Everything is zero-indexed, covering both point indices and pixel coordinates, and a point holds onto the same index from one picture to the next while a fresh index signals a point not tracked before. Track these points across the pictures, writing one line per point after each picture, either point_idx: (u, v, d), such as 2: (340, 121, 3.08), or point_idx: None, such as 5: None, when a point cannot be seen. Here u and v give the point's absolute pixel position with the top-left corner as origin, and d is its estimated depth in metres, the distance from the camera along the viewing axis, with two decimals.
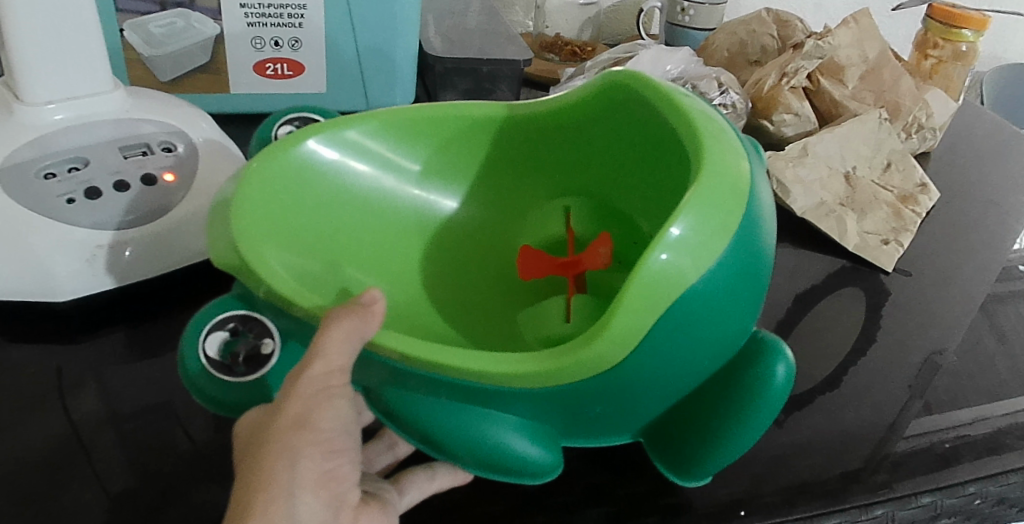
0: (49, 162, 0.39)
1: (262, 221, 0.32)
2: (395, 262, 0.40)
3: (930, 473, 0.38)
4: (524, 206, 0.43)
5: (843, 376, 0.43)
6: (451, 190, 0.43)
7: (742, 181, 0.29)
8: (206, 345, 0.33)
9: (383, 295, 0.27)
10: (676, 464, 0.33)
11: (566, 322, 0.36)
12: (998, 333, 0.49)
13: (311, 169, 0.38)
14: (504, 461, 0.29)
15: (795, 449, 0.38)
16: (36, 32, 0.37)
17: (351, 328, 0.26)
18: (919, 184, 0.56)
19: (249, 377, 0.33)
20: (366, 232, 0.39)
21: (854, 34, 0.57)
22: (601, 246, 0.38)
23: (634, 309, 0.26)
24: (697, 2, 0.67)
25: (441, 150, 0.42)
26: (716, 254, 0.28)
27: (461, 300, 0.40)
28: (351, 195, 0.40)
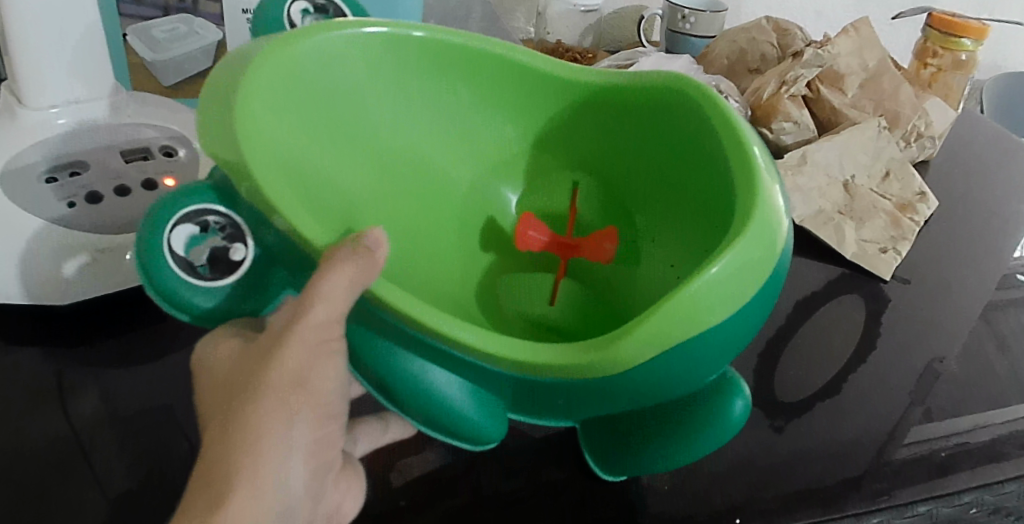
0: (50, 167, 0.39)
1: (271, 138, 0.30)
2: (396, 193, 0.38)
3: (928, 481, 0.38)
4: (525, 168, 0.43)
5: (843, 382, 0.43)
6: (456, 135, 0.41)
7: (776, 210, 0.29)
8: (169, 236, 0.30)
9: (387, 238, 0.27)
10: (611, 458, 0.34)
11: (550, 305, 0.41)
12: (998, 340, 0.49)
13: (331, 78, 0.36)
14: (450, 424, 0.30)
15: (793, 456, 0.38)
16: (39, 37, 0.37)
17: (359, 270, 0.25)
18: (918, 193, 0.56)
19: (214, 283, 0.30)
20: (376, 157, 0.38)
21: (854, 43, 0.57)
22: (607, 241, 0.41)
23: (667, 319, 0.26)
24: (697, 10, 0.67)
25: (459, 85, 0.40)
26: (749, 290, 0.28)
27: (450, 257, 0.40)
28: (367, 113, 0.38)
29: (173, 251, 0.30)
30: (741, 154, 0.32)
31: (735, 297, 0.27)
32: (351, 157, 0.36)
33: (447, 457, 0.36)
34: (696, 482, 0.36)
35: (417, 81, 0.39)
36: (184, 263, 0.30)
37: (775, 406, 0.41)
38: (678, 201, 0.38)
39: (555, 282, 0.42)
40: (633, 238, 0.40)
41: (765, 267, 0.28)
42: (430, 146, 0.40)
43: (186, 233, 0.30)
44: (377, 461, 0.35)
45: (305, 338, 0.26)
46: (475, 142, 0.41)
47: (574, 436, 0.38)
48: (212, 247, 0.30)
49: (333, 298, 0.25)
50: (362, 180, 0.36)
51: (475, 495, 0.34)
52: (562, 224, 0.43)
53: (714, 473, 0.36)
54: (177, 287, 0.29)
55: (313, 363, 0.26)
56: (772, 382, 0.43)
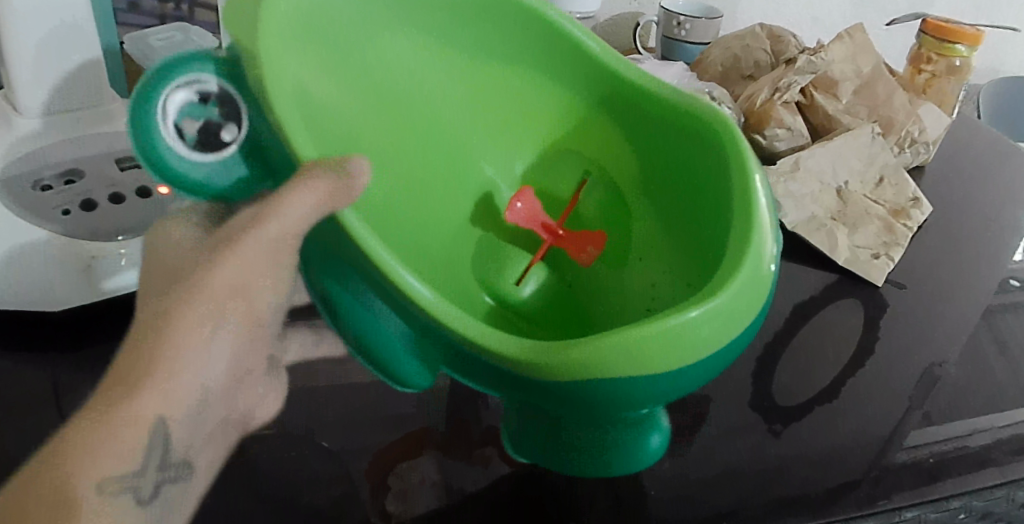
0: (46, 175, 0.40)
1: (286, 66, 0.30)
2: (406, 136, 0.38)
3: (923, 486, 0.38)
4: (536, 136, 0.42)
5: (841, 387, 0.43)
6: (470, 92, 0.40)
7: (769, 253, 0.30)
8: (162, 99, 0.28)
9: (368, 172, 0.28)
10: (523, 445, 0.36)
11: (517, 285, 0.41)
12: (999, 344, 0.49)
13: (366, 13, 0.36)
14: (377, 357, 0.33)
15: (783, 462, 0.38)
16: (33, 48, 0.38)
17: (328, 191, 0.26)
18: (911, 199, 0.56)
19: (199, 159, 0.29)
20: (394, 95, 0.38)
21: (848, 49, 0.58)
22: (590, 245, 0.40)
23: (653, 346, 0.26)
24: (693, 17, 0.67)
25: (488, 41, 0.39)
26: (733, 329, 0.29)
27: (442, 217, 0.40)
28: (395, 50, 0.37)
29: (164, 125, 0.28)
30: (747, 187, 0.32)
31: (722, 335, 0.28)
32: (367, 96, 0.36)
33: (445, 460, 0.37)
34: (693, 487, 0.36)
35: (444, 35, 0.38)
36: (174, 137, 0.28)
37: (770, 410, 0.41)
38: (673, 216, 0.38)
39: (528, 265, 0.41)
40: (620, 248, 0.41)
41: (750, 312, 0.29)
42: (444, 101, 0.40)
43: (175, 105, 0.29)
44: (373, 467, 0.36)
45: (260, 241, 0.26)
46: (498, 98, 0.41)
47: None
48: (205, 120, 0.29)
49: (294, 217, 0.26)
50: (373, 122, 0.36)
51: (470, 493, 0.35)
52: (559, 209, 0.43)
53: (711, 479, 0.36)
54: (171, 161, 0.28)
55: (257, 269, 0.27)
56: (764, 386, 0.43)
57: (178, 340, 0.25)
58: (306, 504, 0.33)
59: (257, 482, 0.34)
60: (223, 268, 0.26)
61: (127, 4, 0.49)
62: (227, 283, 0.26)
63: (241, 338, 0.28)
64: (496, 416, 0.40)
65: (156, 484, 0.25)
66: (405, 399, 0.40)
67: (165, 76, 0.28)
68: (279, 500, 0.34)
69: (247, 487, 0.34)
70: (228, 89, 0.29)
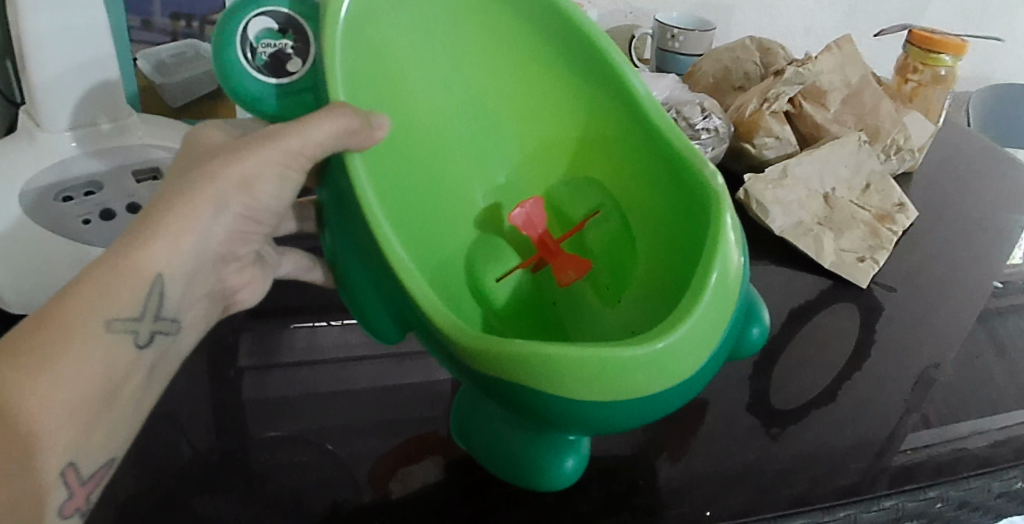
0: (67, 187, 0.42)
1: (346, 39, 0.37)
2: (434, 115, 0.42)
3: (905, 482, 0.39)
4: (546, 153, 0.45)
5: (839, 390, 0.45)
6: (488, 104, 0.44)
7: (730, 298, 0.32)
8: (253, 21, 0.37)
9: (387, 128, 0.35)
10: (467, 436, 0.37)
11: (496, 282, 0.43)
12: (994, 348, 0.51)
13: (410, 20, 0.40)
14: (364, 306, 0.39)
15: (766, 457, 0.40)
16: (57, 70, 0.40)
17: (347, 124, 0.33)
18: (897, 204, 0.58)
19: (262, 74, 0.37)
20: (433, 77, 0.42)
21: (837, 60, 0.59)
22: (571, 270, 0.43)
23: (601, 371, 0.28)
24: (686, 29, 0.69)
25: (513, 58, 0.43)
26: (686, 370, 0.30)
27: (440, 203, 0.43)
28: (449, 39, 0.42)
29: (243, 43, 0.37)
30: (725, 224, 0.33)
31: (681, 370, 0.30)
32: (390, 105, 0.40)
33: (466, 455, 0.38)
34: (701, 489, 0.37)
35: (471, 49, 0.42)
36: (248, 55, 0.37)
37: (770, 414, 0.43)
38: (647, 245, 0.40)
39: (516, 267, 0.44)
40: (603, 281, 0.43)
41: (704, 352, 0.31)
42: (461, 111, 0.43)
43: (258, 28, 0.37)
44: (381, 470, 0.37)
45: (276, 148, 0.32)
46: (530, 102, 0.44)
47: None
48: (277, 47, 0.37)
49: (315, 137, 0.32)
50: (405, 97, 0.41)
51: (481, 483, 0.37)
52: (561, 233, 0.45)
53: (715, 480, 0.38)
54: (234, 64, 0.37)
55: (262, 170, 0.32)
56: (755, 385, 0.45)
57: (183, 204, 0.30)
58: (317, 501, 0.35)
59: (270, 484, 0.36)
60: (240, 161, 0.32)
61: (140, 22, 0.51)
62: (238, 176, 0.31)
63: (238, 220, 0.33)
64: None
65: (149, 332, 0.29)
66: (415, 403, 0.41)
67: (254, 4, 0.37)
68: (295, 500, 0.35)
69: (263, 487, 0.36)
70: (306, 32, 0.37)
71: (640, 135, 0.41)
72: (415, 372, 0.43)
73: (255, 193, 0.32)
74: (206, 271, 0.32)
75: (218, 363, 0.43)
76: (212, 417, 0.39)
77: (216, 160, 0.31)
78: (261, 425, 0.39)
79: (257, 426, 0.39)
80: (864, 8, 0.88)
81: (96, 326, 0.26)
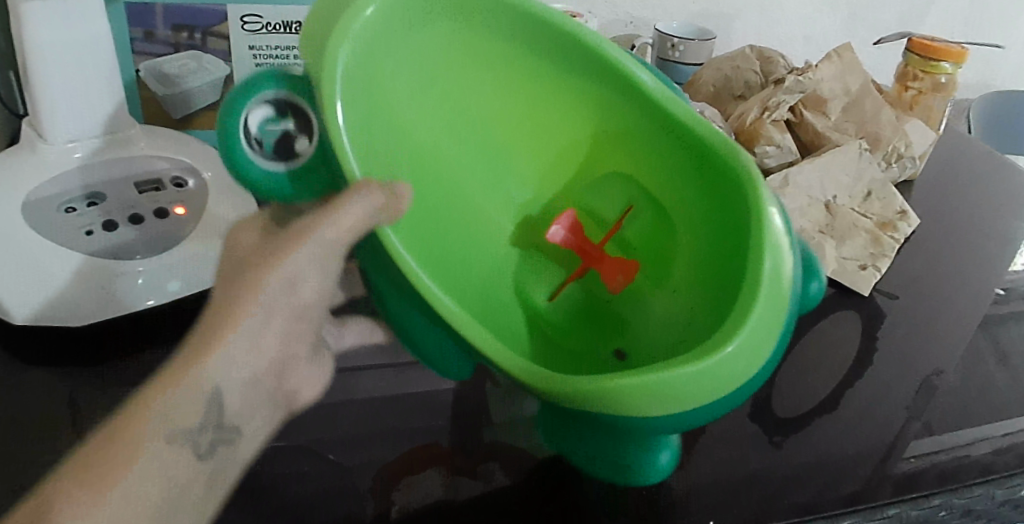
0: (68, 198, 0.42)
1: (352, 79, 0.35)
2: (450, 141, 0.42)
3: (908, 490, 0.39)
4: (567, 157, 0.44)
5: (841, 397, 0.45)
6: (493, 122, 0.43)
7: (785, 285, 0.32)
8: (250, 110, 0.37)
9: (409, 193, 0.34)
10: (556, 446, 0.39)
11: (548, 298, 0.44)
12: (998, 354, 0.51)
13: (399, 58, 0.38)
14: (420, 351, 0.39)
15: (768, 465, 0.40)
16: (58, 83, 0.41)
17: (376, 198, 0.32)
18: (898, 211, 0.58)
19: (273, 159, 0.37)
20: (444, 101, 0.41)
21: (837, 67, 0.60)
22: (620, 275, 0.42)
23: (662, 394, 0.29)
24: (686, 39, 0.70)
25: (504, 74, 0.41)
26: (757, 358, 0.31)
27: (477, 228, 0.43)
28: (455, 56, 0.40)
29: (248, 137, 0.37)
30: (770, 224, 0.33)
31: (745, 370, 0.30)
32: (407, 141, 0.40)
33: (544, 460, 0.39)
34: (705, 498, 0.37)
35: (460, 72, 0.41)
36: (256, 148, 0.37)
37: (772, 423, 0.42)
38: (689, 246, 0.39)
39: (565, 281, 0.45)
40: (650, 279, 0.42)
41: (772, 336, 0.31)
42: (470, 134, 0.43)
43: (257, 118, 0.37)
44: (381, 479, 0.37)
45: (313, 245, 0.31)
46: (533, 115, 0.43)
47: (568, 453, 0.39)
48: (281, 131, 0.37)
49: (348, 223, 0.32)
50: (422, 126, 0.41)
51: (484, 492, 0.37)
52: (599, 238, 0.44)
53: (718, 488, 0.38)
54: (243, 155, 0.37)
55: (305, 268, 0.31)
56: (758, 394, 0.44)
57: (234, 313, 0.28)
58: (317, 512, 0.35)
59: (270, 495, 0.35)
60: (284, 259, 0.30)
61: (143, 34, 0.51)
62: (285, 274, 0.30)
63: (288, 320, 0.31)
64: (499, 431, 0.41)
65: (212, 442, 0.28)
66: (419, 414, 0.41)
67: (245, 95, 0.37)
68: (297, 509, 0.35)
69: (264, 499, 0.35)
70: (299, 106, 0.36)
71: (656, 139, 0.40)
72: (416, 381, 0.43)
73: (297, 292, 0.31)
74: (272, 369, 0.31)
75: None
76: None
77: (255, 267, 0.30)
78: None
79: None
80: (864, 16, 0.88)
81: (158, 441, 0.25)
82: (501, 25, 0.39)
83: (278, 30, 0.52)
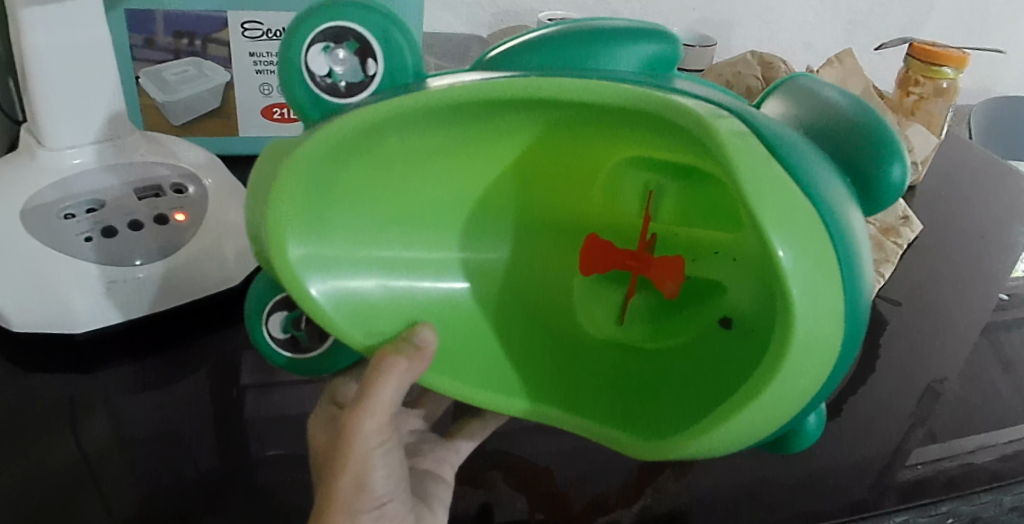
0: (69, 204, 0.41)
1: (333, 284, 0.30)
2: (444, 238, 0.34)
3: (911, 500, 0.39)
4: (544, 165, 0.33)
5: (844, 405, 0.44)
6: (445, 169, 0.32)
7: (834, 269, 0.25)
8: (267, 321, 0.38)
9: (433, 339, 0.30)
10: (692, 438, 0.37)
11: (620, 325, 0.34)
12: (1001, 361, 0.51)
13: (323, 199, 0.29)
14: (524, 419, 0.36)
15: (772, 474, 0.39)
16: (58, 90, 0.40)
17: (404, 371, 0.29)
18: (902, 217, 0.58)
19: (306, 350, 0.39)
20: (416, 204, 0.33)
21: (838, 73, 0.59)
22: (672, 280, 0.32)
23: (736, 426, 0.26)
24: (686, 45, 0.70)
25: (425, 135, 0.29)
26: (831, 355, 0.26)
27: (514, 300, 0.35)
28: (388, 144, 0.29)
29: (274, 337, 0.38)
30: (788, 210, 0.24)
31: (809, 385, 0.26)
32: (385, 223, 0.32)
33: (562, 472, 0.38)
34: (708, 507, 0.37)
35: (378, 147, 0.29)
36: (285, 343, 0.39)
37: None
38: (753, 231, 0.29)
39: (626, 298, 0.34)
40: (716, 248, 0.32)
41: (839, 323, 0.26)
42: (434, 198, 0.33)
43: (278, 322, 0.38)
44: None
45: (361, 442, 0.31)
46: (480, 145, 0.31)
47: (573, 463, 0.39)
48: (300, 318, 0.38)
49: (385, 402, 0.31)
50: (417, 239, 0.33)
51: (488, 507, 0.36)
52: (634, 234, 0.34)
53: (721, 499, 0.37)
54: (275, 351, 0.38)
55: (366, 464, 0.32)
56: None
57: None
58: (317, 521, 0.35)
59: (268, 505, 0.35)
60: (343, 470, 0.31)
61: (143, 40, 0.51)
62: (351, 481, 0.31)
63: (372, 505, 0.33)
64: (501, 440, 0.40)
65: None
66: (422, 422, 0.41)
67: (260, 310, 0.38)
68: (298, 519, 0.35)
69: (262, 506, 0.35)
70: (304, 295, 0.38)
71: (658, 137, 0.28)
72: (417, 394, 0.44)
73: (368, 490, 0.32)
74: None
75: (218, 379, 0.42)
76: (216, 434, 0.38)
77: (327, 478, 0.32)
78: (264, 443, 0.38)
79: (257, 443, 0.38)
80: (864, 22, 0.88)
81: None
82: (391, 104, 0.27)
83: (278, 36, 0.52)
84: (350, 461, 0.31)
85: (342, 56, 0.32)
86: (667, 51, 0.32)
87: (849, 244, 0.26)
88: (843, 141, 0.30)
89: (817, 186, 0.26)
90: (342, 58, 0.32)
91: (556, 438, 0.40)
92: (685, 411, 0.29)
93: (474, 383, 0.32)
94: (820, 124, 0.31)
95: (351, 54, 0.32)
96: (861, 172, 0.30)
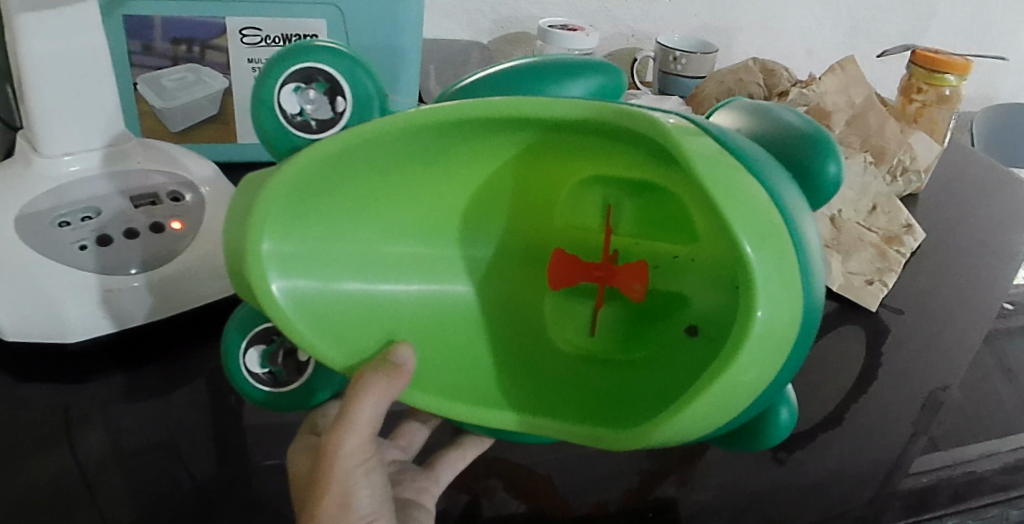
0: (64, 212, 0.41)
1: (296, 295, 0.29)
2: (411, 256, 0.33)
3: (915, 510, 0.38)
4: (514, 184, 0.33)
5: (845, 413, 0.44)
6: (413, 190, 0.32)
7: (793, 268, 0.25)
8: (244, 358, 0.38)
9: (411, 356, 0.30)
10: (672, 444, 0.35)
11: (590, 336, 0.34)
12: (1002, 369, 0.50)
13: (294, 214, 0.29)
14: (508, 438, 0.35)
15: (772, 484, 0.38)
16: (54, 98, 0.40)
17: (383, 386, 0.29)
18: (903, 225, 0.57)
19: (286, 384, 0.38)
20: (386, 223, 0.32)
21: (840, 81, 0.59)
22: (638, 281, 0.32)
23: (701, 415, 0.26)
24: (688, 52, 0.69)
25: (394, 158, 0.29)
26: (784, 350, 0.26)
27: (486, 314, 0.34)
28: (357, 167, 0.29)
29: (252, 374, 0.38)
30: (750, 214, 0.24)
31: (763, 377, 0.26)
32: (353, 241, 0.31)
33: (558, 481, 0.38)
34: (705, 517, 0.37)
35: (348, 173, 0.29)
36: (265, 379, 0.38)
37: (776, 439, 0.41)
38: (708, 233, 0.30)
39: (594, 310, 0.34)
40: (671, 255, 0.32)
41: (794, 314, 0.26)
42: (403, 218, 0.32)
43: (255, 358, 0.38)
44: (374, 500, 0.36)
45: (343, 462, 0.31)
46: (449, 164, 0.31)
47: (569, 472, 0.38)
48: (276, 351, 0.38)
49: (365, 419, 0.30)
50: (386, 263, 0.32)
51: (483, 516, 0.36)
52: (597, 247, 0.34)
53: (720, 510, 0.37)
54: (255, 387, 0.38)
55: (350, 484, 0.31)
56: None
57: None
58: None
59: (264, 515, 0.35)
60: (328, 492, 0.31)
61: (141, 46, 0.50)
62: (337, 502, 0.31)
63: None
64: (499, 448, 0.40)
65: None
66: (418, 429, 0.41)
67: (237, 346, 0.37)
68: None
69: (256, 514, 0.35)
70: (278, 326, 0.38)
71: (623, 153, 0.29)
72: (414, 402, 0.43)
73: (356, 512, 0.31)
74: None
75: (217, 386, 0.41)
76: (212, 442, 0.38)
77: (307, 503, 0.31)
78: (261, 451, 0.38)
79: (253, 452, 0.38)
80: (866, 29, 0.88)
81: None
82: (364, 128, 0.27)
83: (278, 42, 0.52)
84: (330, 480, 0.31)
85: (312, 97, 0.36)
86: (613, 80, 0.33)
87: (806, 247, 0.26)
88: (781, 142, 0.30)
89: (780, 193, 0.26)
90: (313, 97, 0.36)
91: (551, 446, 0.40)
92: (648, 408, 0.29)
93: (443, 395, 0.31)
94: (773, 134, 0.31)
95: (322, 94, 0.36)
96: (805, 170, 0.30)
